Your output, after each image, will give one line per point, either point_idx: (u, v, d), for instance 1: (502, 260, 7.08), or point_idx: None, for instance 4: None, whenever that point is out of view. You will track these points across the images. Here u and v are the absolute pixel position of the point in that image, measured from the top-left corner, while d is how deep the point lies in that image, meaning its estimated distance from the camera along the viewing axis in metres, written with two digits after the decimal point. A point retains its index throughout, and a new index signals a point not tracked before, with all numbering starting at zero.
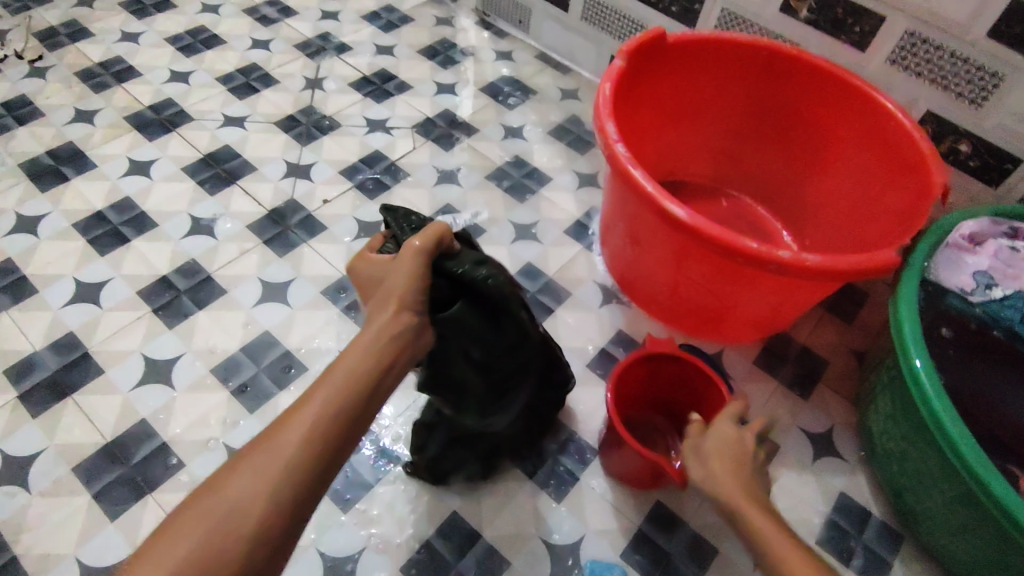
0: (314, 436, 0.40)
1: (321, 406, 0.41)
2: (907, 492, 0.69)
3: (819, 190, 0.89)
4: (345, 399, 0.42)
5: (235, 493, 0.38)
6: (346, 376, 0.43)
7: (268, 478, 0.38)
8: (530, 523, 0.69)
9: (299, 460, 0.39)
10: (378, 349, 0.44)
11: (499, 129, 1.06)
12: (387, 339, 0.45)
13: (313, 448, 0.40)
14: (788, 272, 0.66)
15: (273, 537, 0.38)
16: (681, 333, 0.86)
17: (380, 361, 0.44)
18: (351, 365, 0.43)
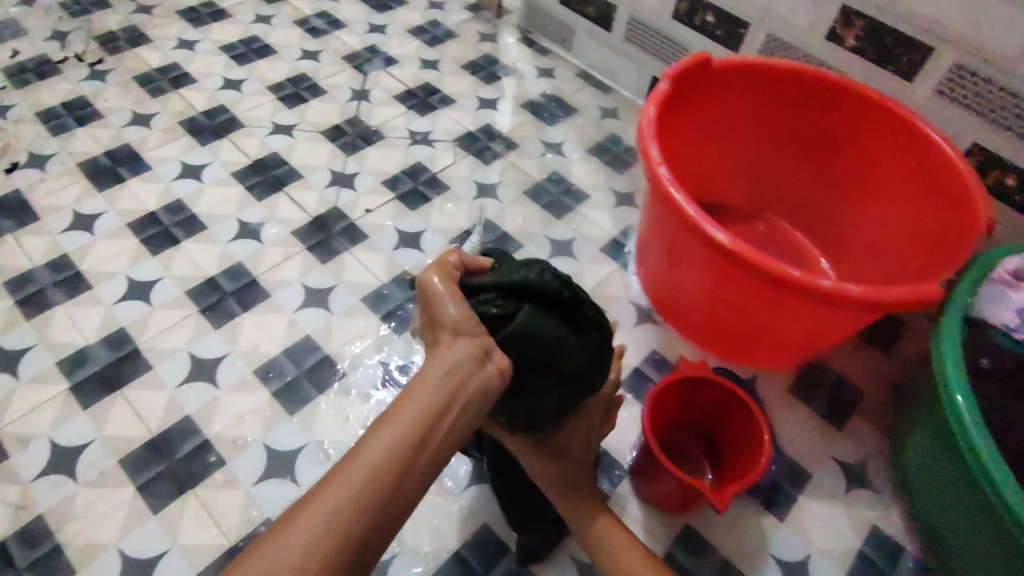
0: (373, 483, 0.42)
1: (380, 454, 0.42)
2: (943, 528, 0.68)
3: (860, 218, 0.88)
4: (405, 442, 0.43)
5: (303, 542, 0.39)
6: (413, 415, 0.45)
7: (332, 526, 0.40)
8: (559, 538, 0.70)
9: (361, 505, 0.41)
10: (438, 388, 0.46)
11: (539, 146, 1.08)
12: (445, 374, 0.47)
13: (373, 491, 0.41)
14: (829, 300, 0.66)
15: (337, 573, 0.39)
16: (715, 356, 0.86)
17: (439, 403, 0.45)
18: (419, 406, 0.45)
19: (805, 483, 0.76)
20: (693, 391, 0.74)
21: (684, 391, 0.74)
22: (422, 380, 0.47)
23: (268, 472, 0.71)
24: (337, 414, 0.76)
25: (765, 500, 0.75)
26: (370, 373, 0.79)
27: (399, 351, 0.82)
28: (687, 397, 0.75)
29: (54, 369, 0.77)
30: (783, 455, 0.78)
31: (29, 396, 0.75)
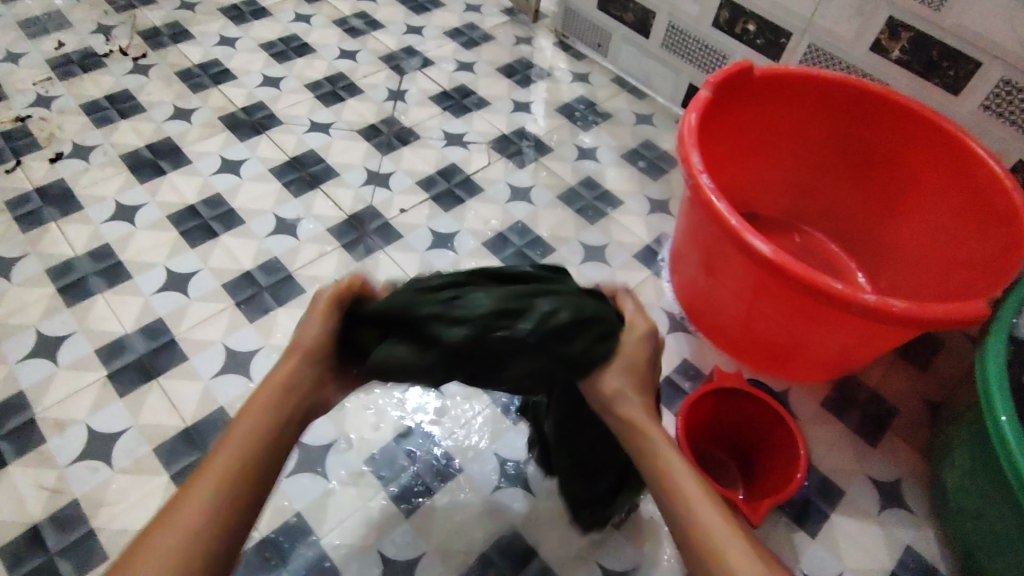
0: (227, 479, 0.40)
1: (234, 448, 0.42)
2: (979, 552, 0.66)
3: (900, 232, 0.87)
4: (259, 434, 0.43)
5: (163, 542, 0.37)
6: (246, 433, 0.43)
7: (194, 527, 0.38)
8: (587, 545, 0.69)
9: (217, 496, 0.39)
10: (286, 380, 0.46)
11: (573, 150, 1.08)
12: (284, 389, 0.46)
13: (231, 486, 0.40)
14: (870, 315, 0.65)
15: None
16: (748, 367, 0.85)
17: (283, 394, 0.45)
18: (250, 423, 0.43)
19: (838, 499, 0.75)
20: (726, 402, 0.73)
21: (718, 402, 0.73)
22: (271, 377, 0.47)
23: (299, 466, 0.72)
24: (368, 411, 0.76)
25: (796, 515, 0.73)
26: None
27: None
28: (721, 408, 0.74)
29: (93, 357, 0.78)
30: (815, 471, 0.77)
31: (69, 382, 0.76)
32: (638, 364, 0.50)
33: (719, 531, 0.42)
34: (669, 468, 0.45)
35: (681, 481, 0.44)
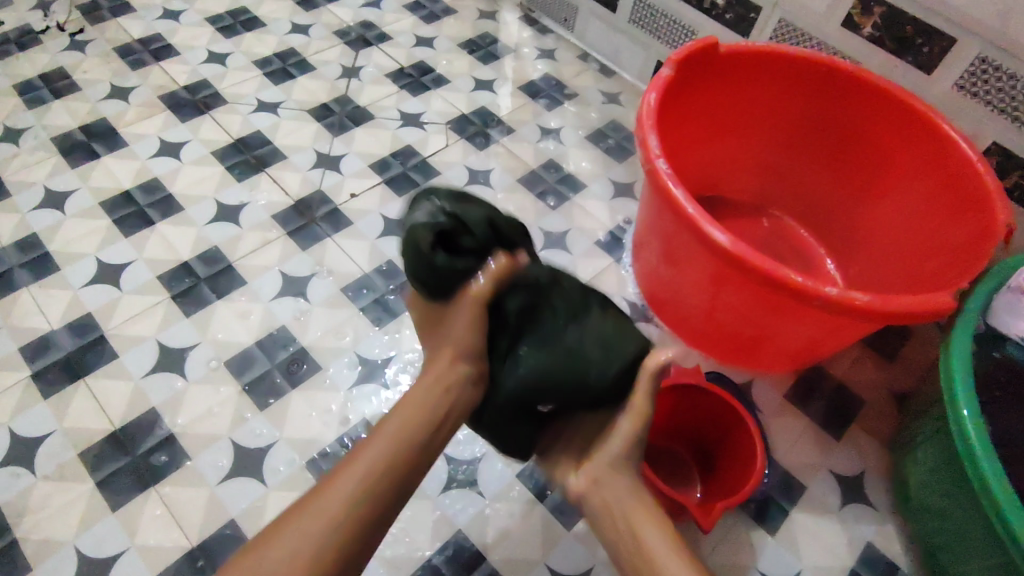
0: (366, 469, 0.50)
1: (383, 450, 0.51)
2: (941, 552, 0.65)
3: (869, 219, 0.84)
4: (393, 449, 0.51)
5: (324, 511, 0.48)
6: (416, 412, 0.53)
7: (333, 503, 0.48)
8: (538, 548, 0.67)
9: (356, 497, 0.49)
10: (441, 378, 0.54)
11: (536, 131, 1.03)
12: (434, 382, 0.54)
13: (364, 475, 0.49)
14: (833, 309, 0.62)
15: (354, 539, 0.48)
16: (712, 359, 0.82)
17: (431, 397, 0.53)
18: (420, 405, 0.53)
19: (798, 495, 0.73)
20: (683, 400, 0.71)
21: (676, 398, 0.71)
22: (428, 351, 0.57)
23: (235, 470, 0.68)
24: (312, 411, 0.72)
25: (755, 513, 0.71)
26: (347, 367, 0.76)
27: (377, 346, 0.78)
28: (678, 404, 0.71)
29: (16, 355, 0.73)
30: (776, 465, 0.75)
31: None
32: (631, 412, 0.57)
33: None
34: None
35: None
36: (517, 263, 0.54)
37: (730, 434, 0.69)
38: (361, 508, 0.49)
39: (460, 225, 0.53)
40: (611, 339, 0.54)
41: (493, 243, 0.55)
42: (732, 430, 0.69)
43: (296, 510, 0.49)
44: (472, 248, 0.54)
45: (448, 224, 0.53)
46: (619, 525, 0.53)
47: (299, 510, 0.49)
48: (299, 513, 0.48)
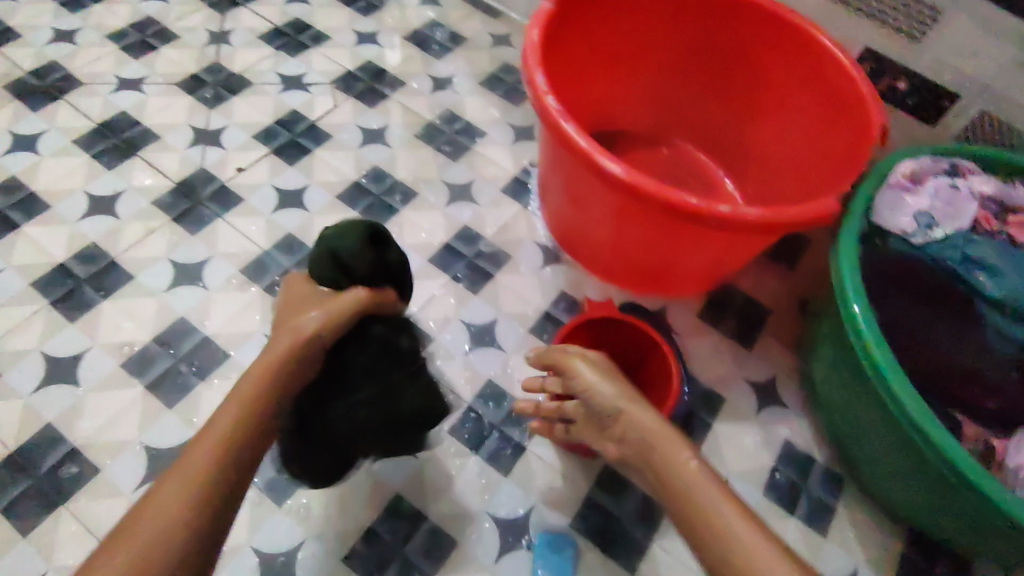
0: (222, 454, 0.44)
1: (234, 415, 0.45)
2: (848, 438, 0.70)
3: (759, 137, 0.87)
4: (246, 425, 0.45)
5: (174, 487, 0.42)
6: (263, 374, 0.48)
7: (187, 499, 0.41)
8: (476, 497, 0.67)
9: (204, 490, 0.42)
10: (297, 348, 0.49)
11: (428, 82, 0.99)
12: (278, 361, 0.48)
13: (223, 468, 0.43)
14: (729, 227, 0.63)
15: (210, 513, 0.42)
16: (627, 291, 0.83)
17: (285, 371, 0.48)
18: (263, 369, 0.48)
19: (718, 407, 0.76)
20: (598, 334, 0.72)
21: (595, 334, 0.72)
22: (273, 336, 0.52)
23: (152, 474, 0.65)
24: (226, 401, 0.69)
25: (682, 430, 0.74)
26: (257, 351, 0.73)
27: None
28: (595, 339, 0.72)
29: None
30: (696, 382, 0.78)
31: None
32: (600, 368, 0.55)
33: (710, 501, 0.46)
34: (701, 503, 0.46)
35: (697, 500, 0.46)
36: (389, 300, 0.56)
37: (648, 361, 0.71)
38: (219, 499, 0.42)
39: (364, 244, 0.56)
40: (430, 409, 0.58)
41: (379, 275, 0.58)
42: (650, 357, 0.71)
43: (136, 516, 0.41)
44: (361, 269, 0.56)
45: (355, 230, 0.57)
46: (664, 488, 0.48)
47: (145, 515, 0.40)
48: (146, 518, 0.40)
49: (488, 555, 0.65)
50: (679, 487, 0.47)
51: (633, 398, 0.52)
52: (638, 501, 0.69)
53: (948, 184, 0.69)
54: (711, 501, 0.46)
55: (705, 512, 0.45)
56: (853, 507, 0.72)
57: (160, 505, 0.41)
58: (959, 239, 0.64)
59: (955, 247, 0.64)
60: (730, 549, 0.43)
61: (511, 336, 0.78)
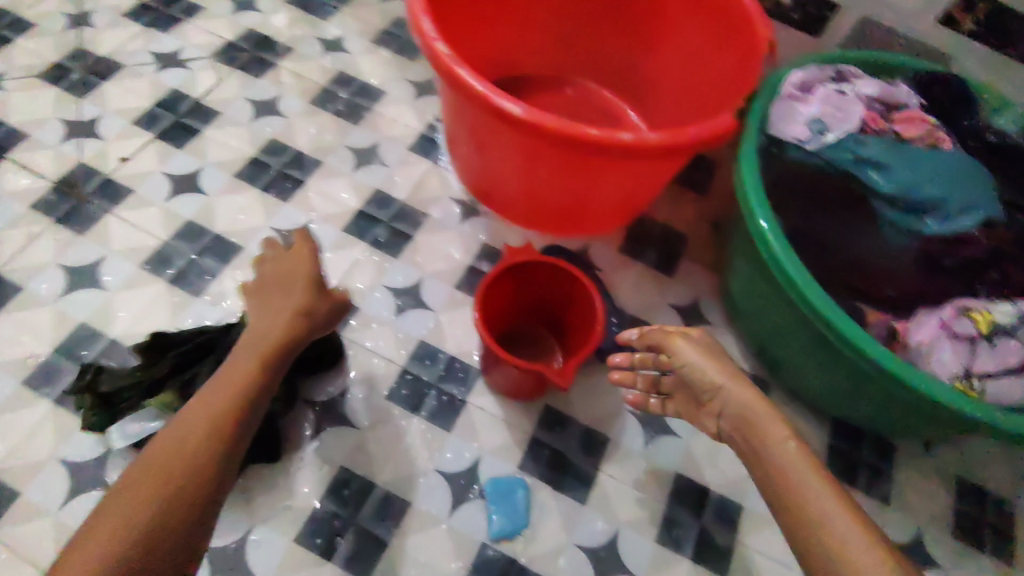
0: (230, 411, 0.48)
1: (251, 361, 0.51)
2: (769, 344, 0.73)
3: (656, 65, 0.87)
4: (256, 369, 0.51)
5: (202, 406, 0.47)
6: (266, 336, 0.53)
7: (195, 457, 0.45)
8: (423, 457, 0.67)
9: (227, 415, 0.48)
10: (286, 331, 0.53)
11: (317, 45, 0.94)
12: (276, 321, 0.54)
13: (232, 429, 0.47)
14: (633, 154, 0.64)
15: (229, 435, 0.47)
16: (547, 234, 0.84)
17: (273, 352, 0.52)
18: (264, 329, 0.53)
19: None
20: (520, 278, 0.71)
21: (517, 279, 0.71)
22: (257, 314, 0.55)
23: (76, 488, 0.62)
24: None
25: None
26: None
27: (200, 315, 0.71)
28: (517, 284, 0.72)
29: None
30: (625, 314, 0.79)
31: None
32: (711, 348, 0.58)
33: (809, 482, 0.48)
34: (797, 479, 0.48)
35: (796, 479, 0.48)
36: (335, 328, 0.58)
37: (572, 300, 0.72)
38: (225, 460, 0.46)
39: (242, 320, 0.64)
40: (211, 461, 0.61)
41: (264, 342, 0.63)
42: (573, 296, 0.71)
43: (149, 469, 0.44)
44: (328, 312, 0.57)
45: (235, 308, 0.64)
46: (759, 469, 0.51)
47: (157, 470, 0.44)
48: (160, 472, 0.44)
49: (440, 510, 0.65)
50: (775, 468, 0.50)
51: (739, 380, 0.55)
52: (580, 435, 0.71)
53: (834, 91, 0.72)
54: (807, 481, 0.48)
55: (799, 493, 0.48)
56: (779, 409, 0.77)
57: (175, 456, 0.44)
58: (850, 139, 0.68)
59: (848, 148, 0.67)
60: (822, 521, 0.46)
61: (438, 294, 0.77)
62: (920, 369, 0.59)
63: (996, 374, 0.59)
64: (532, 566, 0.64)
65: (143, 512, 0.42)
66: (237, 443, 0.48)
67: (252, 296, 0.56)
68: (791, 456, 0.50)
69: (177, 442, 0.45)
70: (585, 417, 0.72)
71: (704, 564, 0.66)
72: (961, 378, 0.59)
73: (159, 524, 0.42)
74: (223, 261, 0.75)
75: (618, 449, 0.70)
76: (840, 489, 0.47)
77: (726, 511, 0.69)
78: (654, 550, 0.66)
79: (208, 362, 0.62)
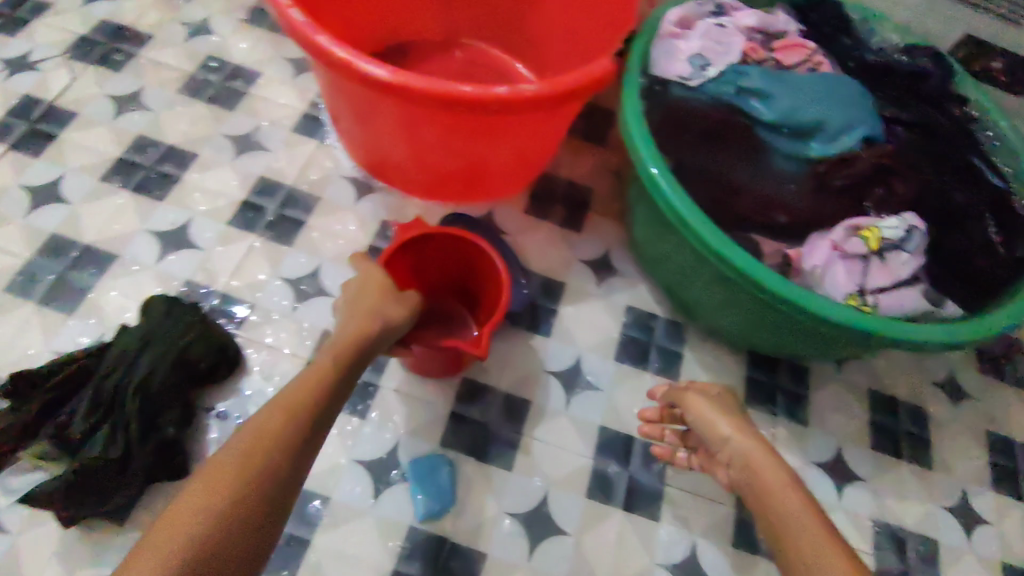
0: (309, 408, 0.50)
1: (330, 358, 0.54)
2: (677, 286, 0.73)
3: (540, 15, 0.84)
4: (329, 374, 0.53)
5: (282, 401, 0.49)
6: (340, 341, 0.55)
7: (277, 442, 0.47)
8: (339, 448, 0.65)
9: (300, 411, 0.49)
10: (362, 332, 0.56)
11: (181, 29, 0.88)
12: (355, 320, 0.57)
13: (310, 418, 0.49)
14: (512, 109, 0.61)
15: (303, 428, 0.49)
16: (448, 204, 0.81)
17: (351, 351, 0.55)
18: (348, 332, 0.56)
19: (561, 293, 0.77)
20: (416, 250, 0.68)
21: (412, 253, 0.68)
22: (342, 319, 0.59)
23: None
24: None
25: (531, 324, 0.75)
26: None
27: (78, 333, 0.67)
28: (415, 258, 0.69)
29: None
30: (536, 275, 0.78)
31: None
32: (721, 399, 0.62)
33: (802, 522, 0.51)
34: (793, 519, 0.51)
35: (791, 518, 0.51)
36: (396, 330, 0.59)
37: (477, 266, 0.69)
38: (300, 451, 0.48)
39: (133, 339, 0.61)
40: (110, 485, 0.56)
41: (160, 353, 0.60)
42: (477, 261, 0.69)
43: (231, 454, 0.46)
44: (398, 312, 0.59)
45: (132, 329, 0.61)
46: (760, 506, 0.54)
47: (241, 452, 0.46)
48: (241, 456, 0.45)
49: (363, 499, 0.63)
50: (775, 504, 0.53)
51: (744, 429, 0.59)
52: (500, 402, 0.69)
53: (713, 24, 0.71)
54: (797, 521, 0.51)
55: (793, 531, 0.50)
56: (697, 349, 0.77)
57: (262, 438, 0.47)
58: (731, 72, 0.69)
59: (729, 82, 0.68)
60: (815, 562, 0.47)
61: (339, 279, 0.74)
62: (819, 293, 0.59)
63: (891, 288, 0.60)
64: (463, 542, 0.63)
65: (219, 493, 0.43)
66: (315, 437, 0.50)
67: (342, 297, 0.61)
68: (793, 498, 0.53)
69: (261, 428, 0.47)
70: (503, 385, 0.70)
71: (636, 512, 0.67)
72: (859, 295, 0.59)
73: (236, 507, 0.43)
74: (98, 273, 0.70)
75: (540, 412, 0.70)
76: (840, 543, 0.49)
77: (653, 457, 0.69)
78: (585, 506, 0.66)
79: (85, 402, 0.58)
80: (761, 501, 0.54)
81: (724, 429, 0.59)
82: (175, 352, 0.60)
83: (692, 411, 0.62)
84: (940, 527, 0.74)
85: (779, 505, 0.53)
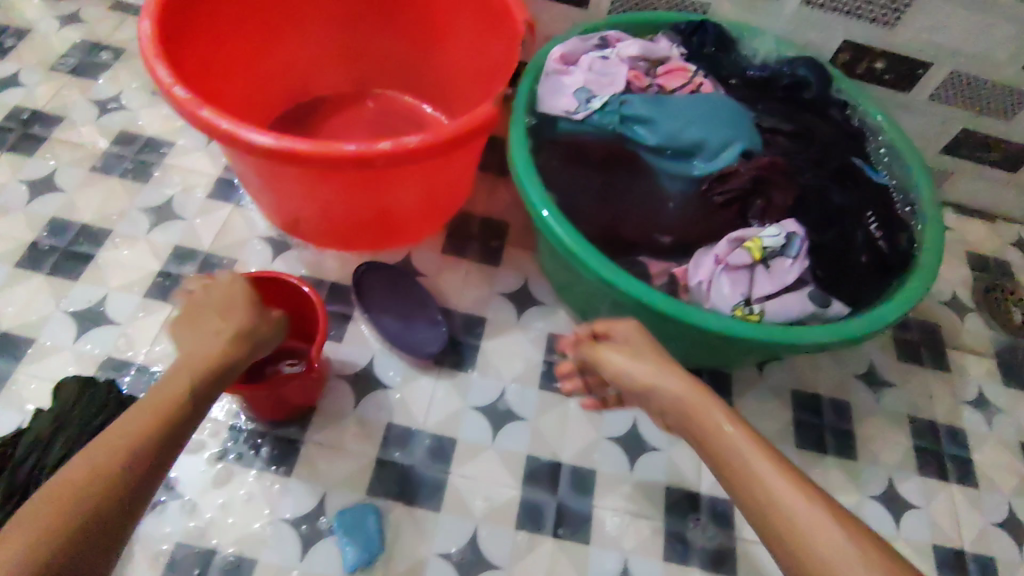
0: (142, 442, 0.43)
1: (176, 385, 0.47)
2: (588, 310, 0.75)
3: (442, 61, 0.87)
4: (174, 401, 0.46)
5: (112, 438, 0.43)
6: (187, 364, 0.49)
7: (96, 490, 0.40)
8: (265, 507, 0.66)
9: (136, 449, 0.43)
10: (217, 355, 0.50)
11: (92, 108, 0.90)
12: (213, 339, 0.51)
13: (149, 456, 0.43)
14: (398, 161, 0.63)
15: (135, 469, 0.42)
16: (365, 252, 0.83)
17: (202, 377, 0.48)
18: (198, 355, 0.50)
19: (482, 328, 0.79)
20: None
21: None
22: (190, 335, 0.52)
23: None
24: None
25: (452, 362, 0.76)
26: None
27: None
28: None
29: None
30: (456, 313, 0.80)
31: None
32: (636, 339, 0.56)
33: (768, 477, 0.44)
34: (755, 473, 0.44)
35: (757, 476, 0.44)
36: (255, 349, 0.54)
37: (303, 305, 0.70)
38: (135, 502, 0.42)
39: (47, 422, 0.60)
40: None
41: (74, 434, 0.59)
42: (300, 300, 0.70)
43: (38, 512, 0.38)
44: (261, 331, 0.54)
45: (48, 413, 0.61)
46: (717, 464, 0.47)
47: (56, 507, 0.39)
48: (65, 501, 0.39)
49: (292, 556, 0.64)
50: (737, 462, 0.45)
51: (662, 368, 0.52)
52: (425, 445, 0.71)
53: (597, 57, 0.74)
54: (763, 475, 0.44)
55: (763, 489, 0.43)
56: None
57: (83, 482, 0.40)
58: (614, 102, 0.72)
59: (613, 112, 0.71)
60: (780, 513, 0.42)
61: None
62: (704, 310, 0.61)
63: (775, 294, 0.63)
64: None
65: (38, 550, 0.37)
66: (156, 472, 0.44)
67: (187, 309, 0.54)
68: (748, 449, 0.45)
69: (77, 478, 0.40)
70: (427, 426, 0.72)
71: (566, 537, 0.68)
72: (744, 306, 0.62)
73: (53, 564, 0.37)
74: (16, 359, 0.71)
75: (465, 448, 0.71)
76: (801, 478, 0.44)
77: (580, 482, 0.71)
78: (515, 538, 0.67)
79: None
80: (718, 459, 0.47)
81: (651, 382, 0.52)
82: (90, 432, 0.60)
83: (612, 367, 0.55)
84: (869, 516, 0.76)
85: (743, 466, 0.45)
